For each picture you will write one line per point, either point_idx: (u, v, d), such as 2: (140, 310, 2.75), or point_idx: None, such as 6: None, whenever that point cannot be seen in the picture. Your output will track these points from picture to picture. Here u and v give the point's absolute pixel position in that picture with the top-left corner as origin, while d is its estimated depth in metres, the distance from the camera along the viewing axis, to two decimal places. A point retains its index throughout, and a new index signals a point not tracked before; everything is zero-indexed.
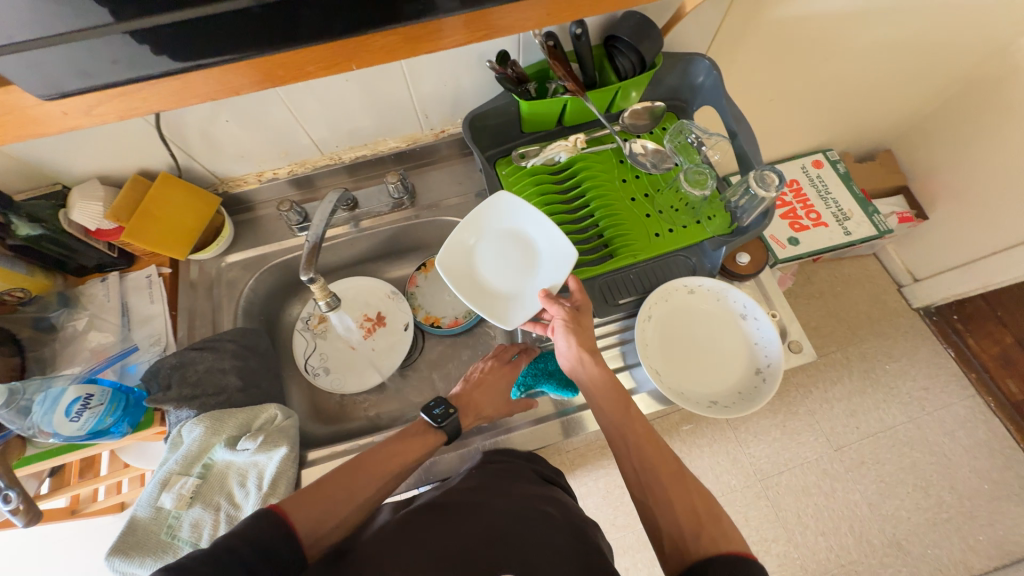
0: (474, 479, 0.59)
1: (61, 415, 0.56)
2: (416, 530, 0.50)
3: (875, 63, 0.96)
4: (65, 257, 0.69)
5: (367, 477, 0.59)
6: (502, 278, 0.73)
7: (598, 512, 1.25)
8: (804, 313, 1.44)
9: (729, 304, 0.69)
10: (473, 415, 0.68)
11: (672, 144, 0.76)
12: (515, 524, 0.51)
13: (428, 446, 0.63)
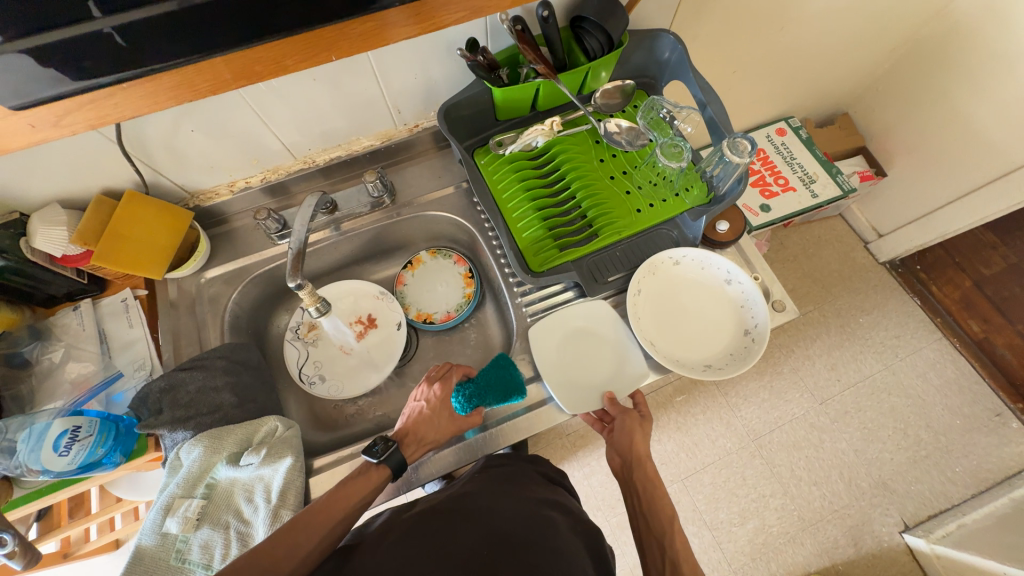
0: (478, 483, 0.61)
1: (50, 451, 0.54)
2: (419, 535, 0.51)
3: (827, 30, 0.99)
4: (32, 289, 0.66)
5: (348, 500, 0.57)
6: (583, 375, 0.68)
7: (603, 489, 1.28)
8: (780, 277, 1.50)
9: (713, 271, 0.71)
10: (416, 446, 0.64)
11: (645, 120, 0.77)
12: (523, 528, 0.53)
13: (373, 485, 0.59)
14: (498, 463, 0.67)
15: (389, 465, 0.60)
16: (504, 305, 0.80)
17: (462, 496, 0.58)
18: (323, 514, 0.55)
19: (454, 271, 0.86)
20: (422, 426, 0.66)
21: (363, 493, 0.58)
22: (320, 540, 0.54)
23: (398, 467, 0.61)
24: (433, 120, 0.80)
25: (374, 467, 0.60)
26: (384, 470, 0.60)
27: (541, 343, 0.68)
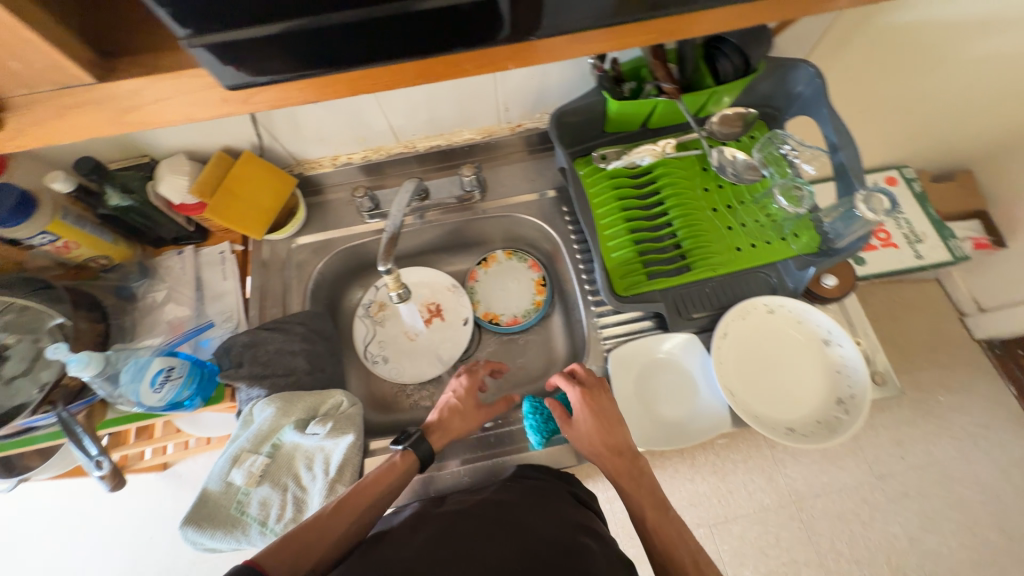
0: (520, 496, 0.59)
1: (147, 387, 0.57)
2: (448, 542, 0.49)
3: (981, 81, 0.89)
4: (146, 227, 0.72)
5: (377, 490, 0.57)
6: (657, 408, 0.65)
7: (625, 518, 1.24)
8: None
9: (811, 327, 0.66)
10: (442, 440, 0.64)
11: (763, 154, 0.72)
12: (553, 552, 0.49)
13: (400, 474, 0.59)
14: (526, 475, 0.64)
15: (415, 449, 0.61)
16: (575, 321, 0.78)
17: (504, 504, 0.57)
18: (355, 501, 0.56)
19: (528, 276, 0.84)
20: (450, 419, 0.66)
21: (392, 485, 0.59)
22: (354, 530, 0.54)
23: (426, 457, 0.61)
24: (537, 122, 0.79)
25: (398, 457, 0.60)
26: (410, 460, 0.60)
27: (618, 369, 0.66)
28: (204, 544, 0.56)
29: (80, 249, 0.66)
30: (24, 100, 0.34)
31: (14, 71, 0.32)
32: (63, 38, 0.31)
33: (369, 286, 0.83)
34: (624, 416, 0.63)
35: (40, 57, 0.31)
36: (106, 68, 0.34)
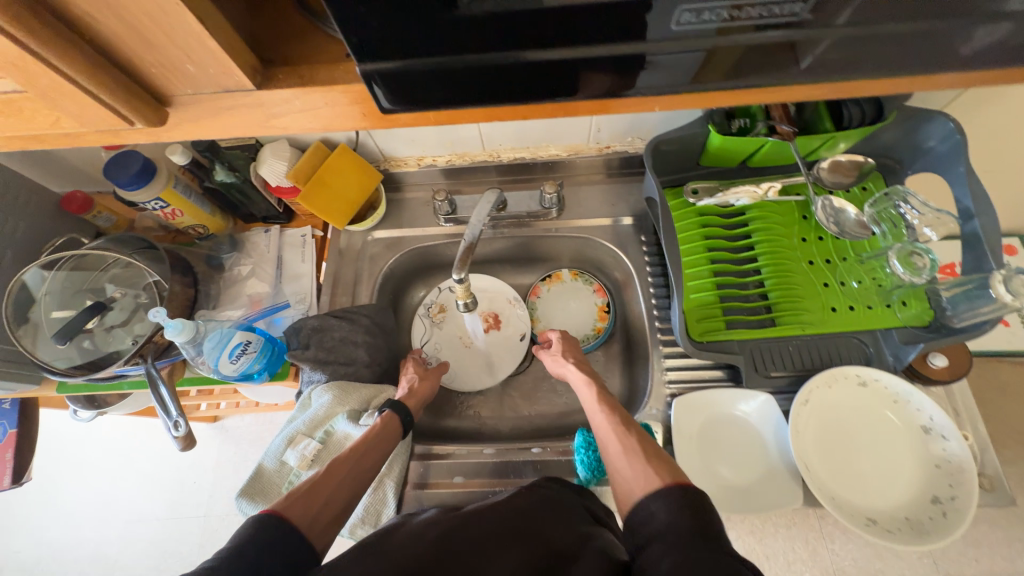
0: (538, 505, 0.53)
1: (226, 357, 0.60)
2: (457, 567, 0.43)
3: None
4: (241, 204, 0.76)
5: (375, 447, 0.57)
6: (718, 466, 0.60)
7: None
8: None
9: (910, 412, 0.59)
10: (416, 406, 0.67)
11: (875, 211, 0.66)
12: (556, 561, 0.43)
13: (386, 425, 0.60)
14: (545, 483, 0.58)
15: (394, 409, 0.63)
16: (638, 355, 0.74)
17: (521, 513, 0.51)
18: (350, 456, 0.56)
19: (591, 300, 0.82)
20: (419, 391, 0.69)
21: (385, 445, 0.59)
22: (353, 485, 0.53)
23: (407, 421, 0.63)
24: (627, 145, 0.76)
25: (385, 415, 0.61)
26: (394, 417, 0.61)
27: (681, 419, 0.62)
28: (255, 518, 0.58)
29: (184, 217, 0.71)
30: (190, 99, 0.30)
31: (189, 74, 0.28)
32: (233, 40, 0.27)
33: (431, 288, 0.84)
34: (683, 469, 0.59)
35: (206, 58, 0.26)
36: (265, 74, 0.29)
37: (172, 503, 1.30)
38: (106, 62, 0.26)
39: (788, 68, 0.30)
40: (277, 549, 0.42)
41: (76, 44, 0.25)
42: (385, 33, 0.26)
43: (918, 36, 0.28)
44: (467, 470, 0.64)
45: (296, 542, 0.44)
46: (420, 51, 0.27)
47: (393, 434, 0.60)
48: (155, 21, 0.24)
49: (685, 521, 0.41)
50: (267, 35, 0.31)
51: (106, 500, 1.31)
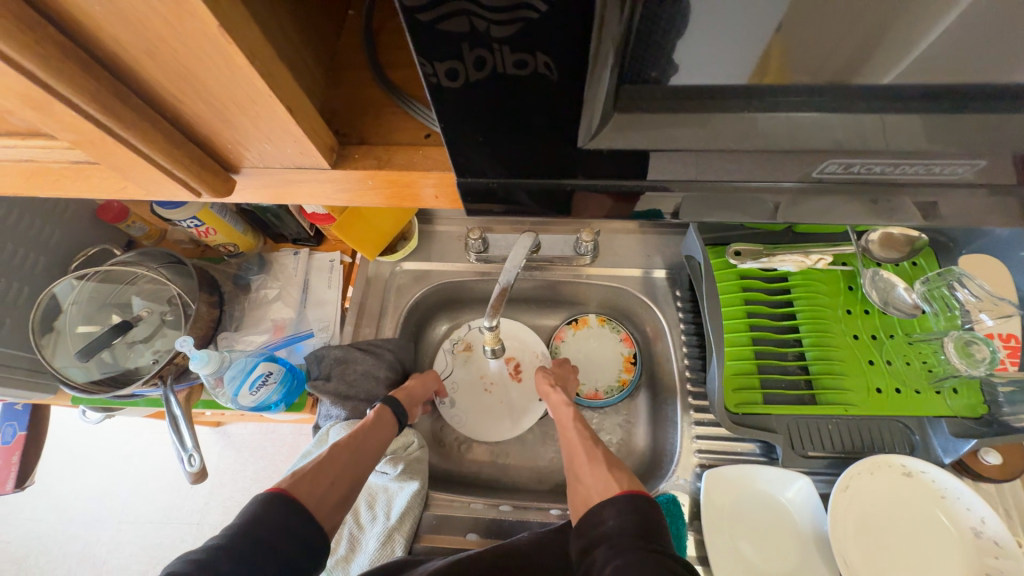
0: (546, 559, 0.52)
1: (247, 388, 0.59)
2: None
3: None
4: (273, 225, 0.75)
5: (374, 436, 0.59)
6: (748, 548, 0.57)
7: None
8: None
9: (958, 510, 0.55)
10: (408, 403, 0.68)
11: (924, 289, 0.63)
12: None
13: (383, 419, 0.61)
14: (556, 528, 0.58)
15: (389, 403, 0.63)
16: (664, 415, 0.71)
17: (525, 562, 0.51)
18: (352, 441, 0.57)
19: (617, 348, 0.79)
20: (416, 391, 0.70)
21: (380, 435, 0.60)
22: (357, 469, 0.56)
23: (403, 415, 0.64)
24: None
25: (380, 408, 0.62)
26: (389, 409, 0.63)
27: (710, 493, 0.59)
28: None
29: (217, 236, 0.71)
30: (258, 171, 0.29)
31: (263, 151, 0.27)
32: (315, 123, 0.26)
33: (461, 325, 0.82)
34: (710, 548, 0.56)
35: (285, 138, 0.25)
36: (341, 153, 0.28)
37: (166, 508, 1.28)
38: (179, 135, 0.25)
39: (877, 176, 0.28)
40: (289, 528, 0.45)
41: (156, 121, 0.24)
42: (465, 116, 0.25)
43: None
44: (481, 527, 0.62)
45: (301, 521, 0.46)
46: (503, 136, 0.26)
47: (388, 429, 0.61)
48: (242, 107, 0.23)
49: (632, 524, 0.45)
50: (342, 106, 0.30)
51: (103, 497, 1.29)
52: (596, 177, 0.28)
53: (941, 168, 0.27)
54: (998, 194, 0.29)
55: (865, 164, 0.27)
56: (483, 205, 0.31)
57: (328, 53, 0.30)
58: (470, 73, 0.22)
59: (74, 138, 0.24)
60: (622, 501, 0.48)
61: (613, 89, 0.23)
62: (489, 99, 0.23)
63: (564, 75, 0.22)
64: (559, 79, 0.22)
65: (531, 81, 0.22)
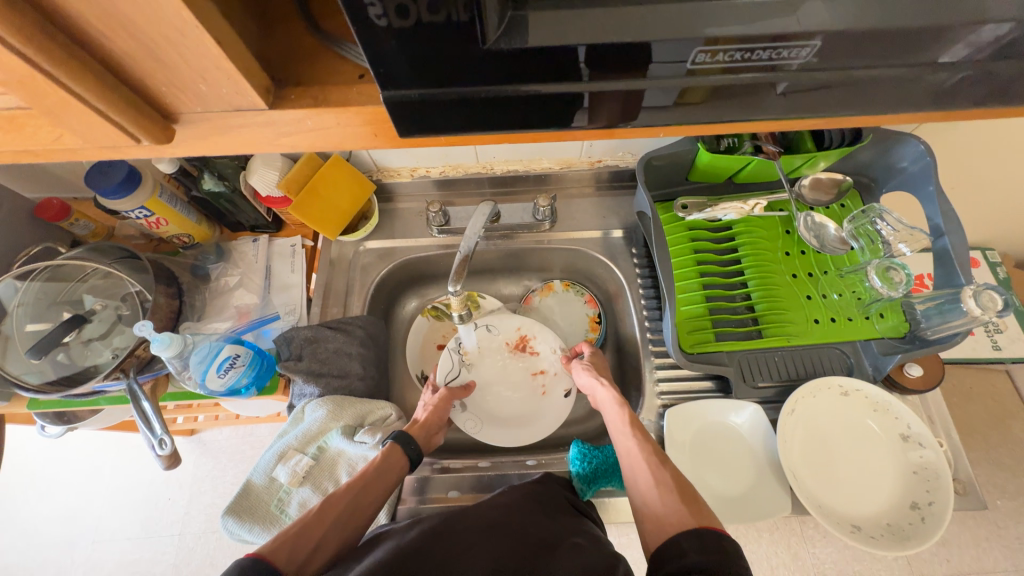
0: (524, 504, 0.55)
1: (214, 372, 0.58)
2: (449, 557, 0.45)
3: None
4: (228, 213, 0.74)
5: (372, 488, 0.56)
6: (710, 476, 0.61)
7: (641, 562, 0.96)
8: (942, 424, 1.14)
9: (889, 421, 0.61)
10: (425, 436, 0.65)
11: (853, 227, 0.69)
12: (510, 545, 0.47)
13: (392, 465, 0.58)
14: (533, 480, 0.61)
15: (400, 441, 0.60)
16: (630, 366, 0.75)
17: (505, 507, 0.54)
18: (346, 495, 0.54)
19: (582, 310, 0.83)
20: (439, 408, 0.68)
21: (388, 476, 0.57)
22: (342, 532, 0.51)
23: (414, 456, 0.60)
24: (618, 159, 0.78)
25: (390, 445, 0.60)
26: (398, 448, 0.60)
27: (674, 428, 0.63)
28: (243, 537, 0.57)
29: (169, 226, 0.69)
30: (198, 117, 0.29)
31: (199, 93, 0.27)
32: (247, 61, 0.26)
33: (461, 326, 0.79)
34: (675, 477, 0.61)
35: (220, 77, 0.26)
36: (278, 94, 0.29)
37: (143, 521, 1.24)
38: (111, 77, 0.25)
39: (778, 98, 0.30)
40: None
41: (85, 60, 0.24)
42: (407, 63, 0.26)
43: (921, 72, 0.29)
44: (463, 484, 0.64)
45: None
46: (446, 79, 0.27)
47: (393, 477, 0.58)
48: (172, 42, 0.24)
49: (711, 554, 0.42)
50: (278, 54, 0.31)
51: (72, 518, 1.25)
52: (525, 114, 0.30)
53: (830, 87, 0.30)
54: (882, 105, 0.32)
55: (737, 52, 0.27)
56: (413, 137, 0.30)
57: (261, 8, 0.31)
58: (421, 12, 0.23)
59: (3, 85, 0.24)
60: (699, 538, 0.44)
61: (497, 24, 0.24)
62: (423, 44, 0.25)
63: (471, 13, 0.23)
64: (469, 20, 0.24)
65: (469, 26, 0.24)
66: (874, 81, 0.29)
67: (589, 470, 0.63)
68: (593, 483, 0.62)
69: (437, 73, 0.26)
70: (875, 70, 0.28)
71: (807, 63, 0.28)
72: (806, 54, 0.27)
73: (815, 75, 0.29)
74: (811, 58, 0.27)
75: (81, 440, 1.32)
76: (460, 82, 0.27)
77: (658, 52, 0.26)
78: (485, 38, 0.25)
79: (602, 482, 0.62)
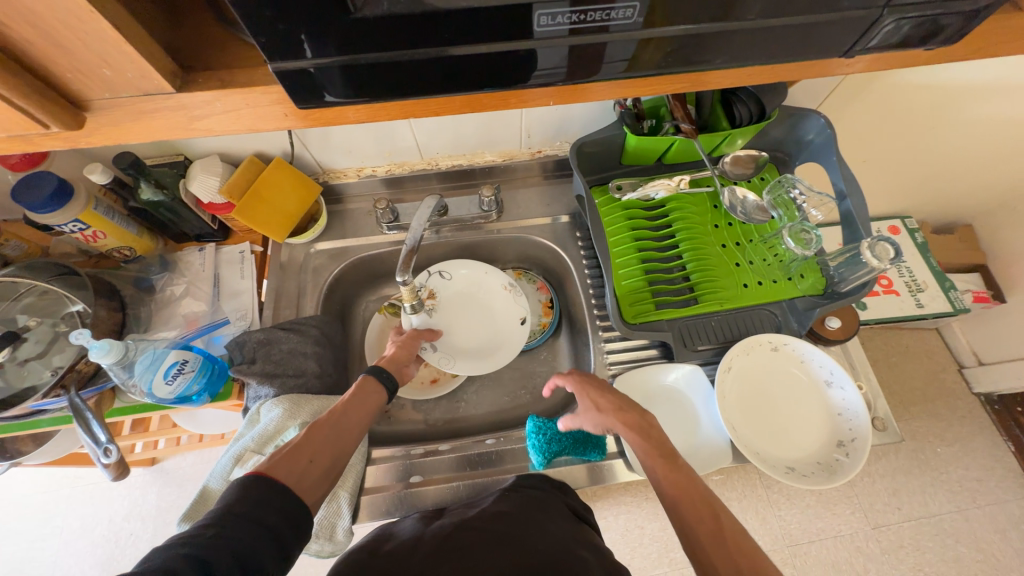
0: (514, 501, 0.56)
1: (160, 378, 0.57)
2: (452, 547, 0.47)
3: (996, 142, 0.88)
4: (171, 223, 0.73)
5: (357, 406, 0.55)
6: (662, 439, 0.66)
7: (619, 537, 1.00)
8: (884, 380, 1.22)
9: (814, 369, 0.67)
10: (394, 367, 0.65)
11: (772, 197, 0.75)
12: (501, 537, 0.48)
13: (371, 389, 0.58)
14: (527, 484, 0.60)
15: (375, 373, 0.60)
16: (583, 344, 0.79)
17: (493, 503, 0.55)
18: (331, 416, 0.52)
19: (535, 296, 0.86)
20: (409, 345, 0.69)
21: (369, 402, 0.57)
22: (338, 442, 0.51)
23: (390, 386, 0.60)
24: (556, 149, 0.83)
25: (362, 380, 0.58)
26: (371, 378, 0.59)
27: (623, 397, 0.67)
28: None
29: (107, 239, 0.68)
30: (108, 104, 0.31)
31: (105, 78, 0.29)
32: (149, 45, 0.28)
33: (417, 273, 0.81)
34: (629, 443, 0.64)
35: (121, 61, 0.28)
36: (185, 79, 0.31)
37: (103, 560, 1.17)
38: (14, 64, 0.27)
39: (650, 65, 0.34)
40: (274, 505, 0.40)
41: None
42: (289, 30, 0.27)
43: (769, 32, 0.32)
44: (426, 469, 0.67)
45: (286, 495, 0.41)
46: (335, 48, 0.28)
47: (373, 405, 0.57)
48: (68, 27, 0.25)
49: None
50: (187, 44, 0.32)
51: (24, 565, 1.17)
52: (422, 86, 0.32)
53: (692, 54, 0.34)
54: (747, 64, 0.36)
55: (568, 14, 0.29)
56: (319, 100, 0.32)
57: (171, 4, 0.33)
58: None
59: None
60: None
61: None
62: (297, 10, 0.26)
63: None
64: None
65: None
66: (727, 37, 0.33)
67: (548, 442, 0.65)
68: (549, 454, 0.65)
69: (325, 42, 0.28)
70: (725, 28, 0.32)
71: (656, 23, 0.31)
72: (632, 14, 0.30)
73: (670, 33, 0.32)
74: (642, 16, 0.30)
75: (26, 482, 1.24)
76: (346, 50, 0.28)
77: (526, 24, 0.29)
78: (357, 7, 0.26)
79: (559, 451, 0.65)
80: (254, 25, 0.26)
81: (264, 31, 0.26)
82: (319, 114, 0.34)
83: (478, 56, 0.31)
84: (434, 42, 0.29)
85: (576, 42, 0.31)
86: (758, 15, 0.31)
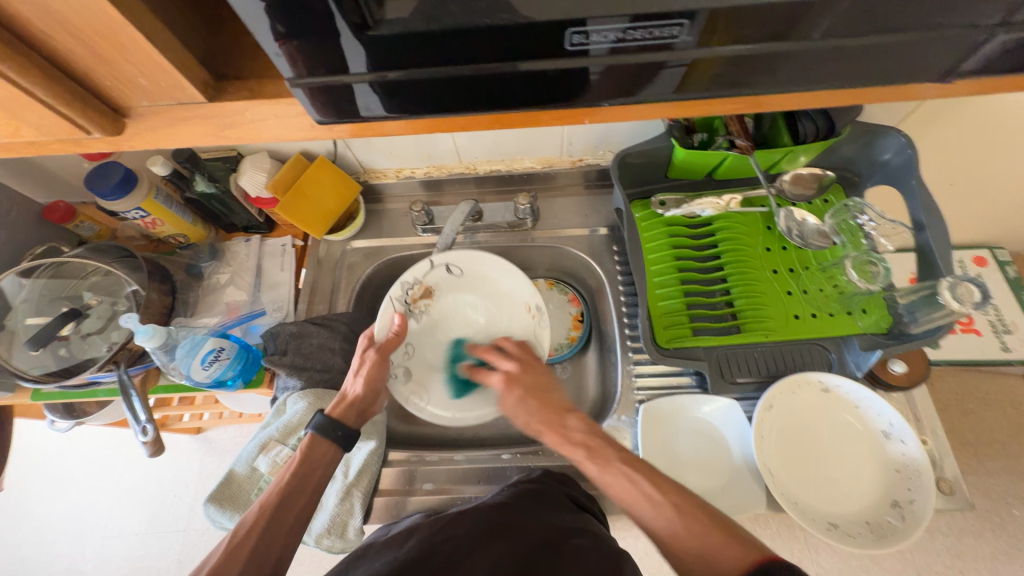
0: (521, 499, 0.52)
1: (198, 364, 0.60)
2: (439, 543, 0.45)
3: None
4: (221, 214, 0.77)
5: (294, 497, 0.50)
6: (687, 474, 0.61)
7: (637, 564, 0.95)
8: (957, 429, 1.08)
9: (870, 417, 0.60)
10: (360, 412, 0.59)
11: (834, 222, 0.67)
12: (488, 531, 0.46)
13: (314, 462, 0.53)
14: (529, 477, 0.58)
15: (322, 432, 0.54)
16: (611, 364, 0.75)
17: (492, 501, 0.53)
18: (261, 515, 0.48)
19: (566, 309, 0.83)
20: (376, 378, 0.60)
21: (316, 471, 0.53)
22: (275, 539, 0.47)
23: (346, 440, 0.55)
24: (598, 158, 0.79)
25: (304, 448, 0.54)
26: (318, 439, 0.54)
27: (648, 425, 0.63)
28: (223, 525, 0.59)
29: (165, 227, 0.72)
30: (146, 110, 0.32)
31: (142, 87, 0.30)
32: (181, 56, 0.29)
33: (420, 263, 0.69)
34: None
35: (153, 70, 0.29)
36: (216, 88, 0.32)
37: (152, 518, 1.27)
38: (61, 73, 0.29)
39: (690, 86, 0.31)
40: None
41: (28, 55, 0.27)
42: (315, 43, 0.26)
43: (834, 52, 0.29)
44: (439, 477, 0.67)
45: None
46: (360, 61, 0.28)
47: (319, 480, 0.52)
48: (107, 40, 0.27)
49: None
50: (223, 54, 0.33)
51: (86, 513, 1.29)
52: (449, 104, 0.31)
53: (740, 75, 0.30)
54: (808, 86, 0.32)
55: (602, 32, 0.27)
56: (345, 114, 0.32)
57: (213, 14, 0.34)
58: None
59: None
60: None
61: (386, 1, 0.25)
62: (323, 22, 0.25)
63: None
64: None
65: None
66: (783, 57, 0.29)
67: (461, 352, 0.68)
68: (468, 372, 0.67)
69: (352, 56, 0.27)
70: (781, 48, 0.28)
71: (701, 43, 0.28)
72: (680, 33, 0.27)
73: (717, 56, 0.29)
74: (694, 35, 0.28)
75: (93, 438, 1.36)
76: (372, 65, 0.28)
77: (558, 43, 0.27)
78: (375, 21, 0.26)
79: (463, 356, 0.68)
80: (282, 38, 0.26)
81: (292, 45, 0.26)
82: (348, 126, 0.33)
83: (506, 73, 0.29)
84: (464, 58, 0.28)
85: (614, 62, 0.29)
86: (826, 34, 0.28)
